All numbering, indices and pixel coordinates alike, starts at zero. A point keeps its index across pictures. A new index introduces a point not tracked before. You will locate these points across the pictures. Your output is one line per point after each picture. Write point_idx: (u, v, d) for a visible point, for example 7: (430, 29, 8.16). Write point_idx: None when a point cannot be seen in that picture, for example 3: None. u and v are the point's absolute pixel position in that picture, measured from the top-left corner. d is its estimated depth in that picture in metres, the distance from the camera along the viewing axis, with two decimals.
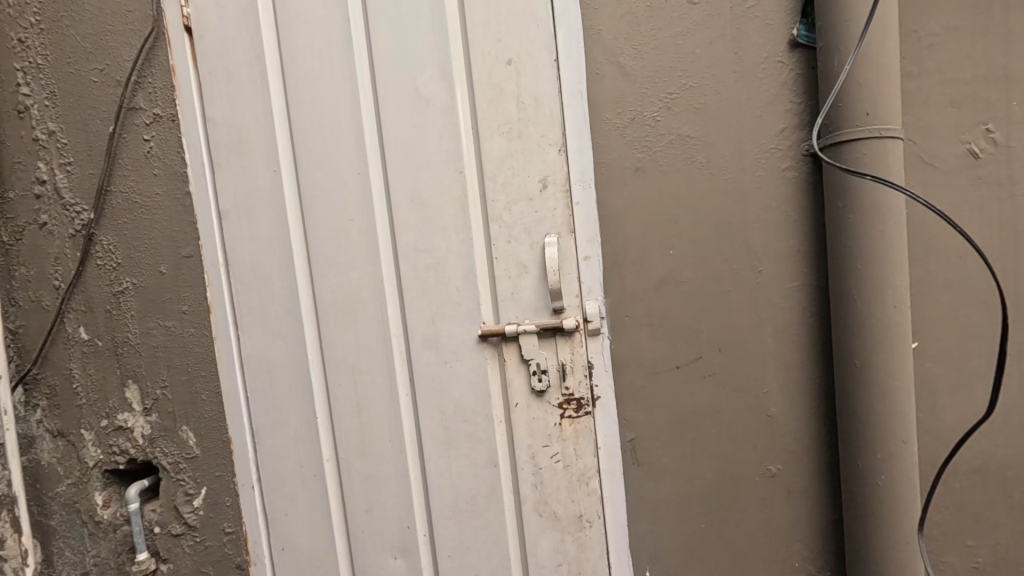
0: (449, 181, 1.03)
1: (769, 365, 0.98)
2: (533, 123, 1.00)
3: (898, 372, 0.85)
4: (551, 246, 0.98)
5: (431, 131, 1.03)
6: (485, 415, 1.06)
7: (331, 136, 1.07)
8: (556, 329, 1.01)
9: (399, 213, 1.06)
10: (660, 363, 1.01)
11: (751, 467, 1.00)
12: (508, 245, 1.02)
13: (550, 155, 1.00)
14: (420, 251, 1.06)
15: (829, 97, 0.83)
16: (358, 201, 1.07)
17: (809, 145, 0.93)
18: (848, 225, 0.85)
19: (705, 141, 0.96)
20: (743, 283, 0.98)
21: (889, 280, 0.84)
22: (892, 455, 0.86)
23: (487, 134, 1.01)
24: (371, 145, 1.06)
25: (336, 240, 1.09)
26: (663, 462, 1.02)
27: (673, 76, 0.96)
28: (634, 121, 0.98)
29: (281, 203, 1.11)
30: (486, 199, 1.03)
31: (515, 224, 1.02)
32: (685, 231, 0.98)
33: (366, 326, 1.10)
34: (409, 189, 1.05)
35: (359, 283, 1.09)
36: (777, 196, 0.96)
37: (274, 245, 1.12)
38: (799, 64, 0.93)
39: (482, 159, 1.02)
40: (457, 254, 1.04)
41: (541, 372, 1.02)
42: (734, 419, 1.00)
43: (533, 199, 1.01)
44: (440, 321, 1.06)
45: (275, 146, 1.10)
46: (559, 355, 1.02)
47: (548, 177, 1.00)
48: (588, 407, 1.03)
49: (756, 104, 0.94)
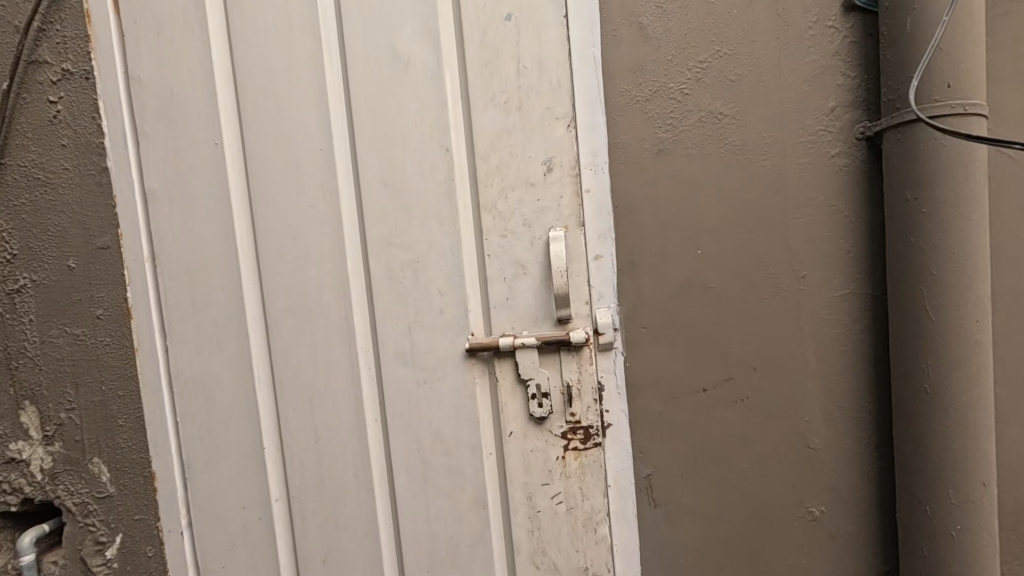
0: (432, 160, 0.85)
1: (813, 389, 0.82)
2: (536, 92, 0.82)
3: (975, 400, 0.71)
4: (557, 242, 0.81)
5: (410, 99, 0.84)
6: (472, 446, 0.87)
7: (286, 102, 0.87)
8: (559, 343, 0.83)
9: (369, 199, 0.87)
10: (683, 385, 0.84)
11: (788, 510, 0.84)
12: (503, 240, 0.84)
13: (556, 131, 0.83)
14: (394, 245, 0.87)
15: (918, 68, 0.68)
16: (319, 182, 0.88)
17: (865, 128, 0.78)
18: (917, 221, 0.71)
19: (740, 120, 0.80)
20: (783, 291, 0.82)
21: (968, 290, 0.70)
22: (968, 500, 0.71)
23: (480, 104, 0.83)
24: (335, 113, 0.87)
25: (290, 230, 0.89)
26: (684, 503, 0.86)
27: (703, 41, 0.80)
28: (657, 94, 0.81)
29: (223, 183, 0.90)
30: (477, 184, 0.84)
31: (511, 215, 0.84)
32: (716, 227, 0.82)
33: (326, 336, 0.90)
34: (381, 171, 0.86)
35: (318, 284, 0.89)
36: (826, 187, 0.79)
37: (212, 235, 0.91)
38: (854, 31, 0.78)
39: (472, 134, 0.84)
40: (441, 249, 0.86)
41: (542, 396, 0.84)
42: (770, 453, 0.84)
43: (534, 185, 0.83)
44: (419, 331, 0.87)
45: (216, 113, 0.89)
46: (562, 376, 0.84)
47: (553, 159, 0.83)
48: (597, 437, 0.85)
49: (802, 76, 0.79)
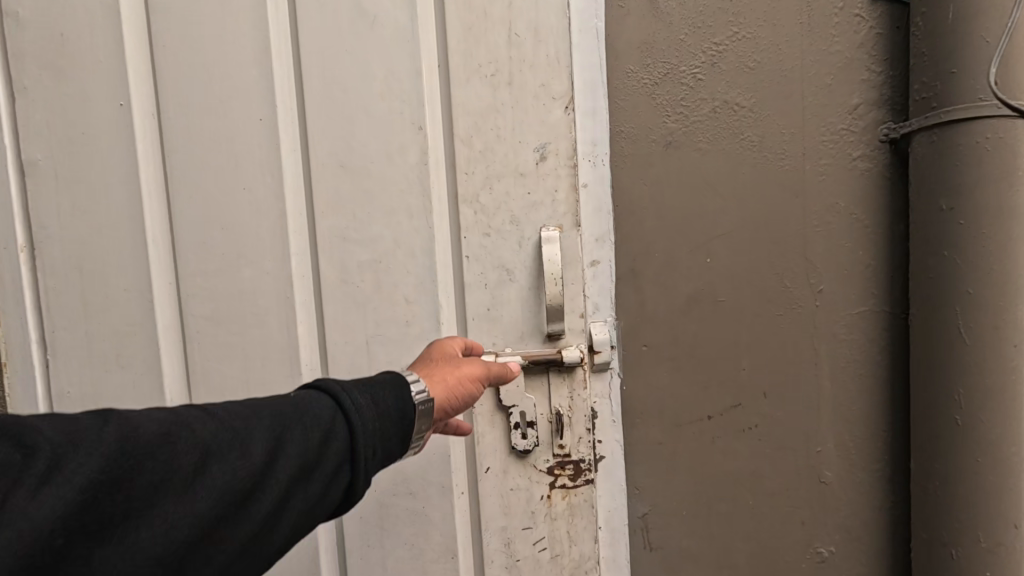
0: (402, 140, 0.70)
1: (827, 416, 0.74)
2: (528, 65, 0.69)
3: (1010, 433, 0.64)
4: (549, 244, 0.69)
5: (376, 63, 0.69)
6: (440, 484, 0.73)
7: (217, 58, 0.70)
8: (549, 363, 0.70)
9: (321, 184, 0.71)
10: (686, 411, 0.74)
11: (796, 551, 0.75)
12: (485, 240, 0.71)
13: (552, 113, 0.70)
14: (351, 240, 0.71)
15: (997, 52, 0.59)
16: (258, 161, 0.71)
17: (891, 129, 0.70)
18: (952, 234, 0.64)
19: (757, 113, 0.71)
20: (798, 307, 0.73)
21: (1009, 311, 0.63)
22: (1000, 544, 0.65)
23: (461, 75, 0.69)
24: (282, 77, 0.70)
25: (217, 219, 0.72)
26: (684, 546, 0.75)
27: (720, 21, 0.71)
28: (667, 77, 0.71)
29: (130, 156, 0.71)
30: (456, 171, 0.70)
31: (496, 209, 0.70)
32: (728, 233, 0.73)
33: (261, 352, 0.73)
34: (337, 149, 0.70)
35: (253, 286, 0.72)
36: (847, 192, 0.72)
37: (114, 221, 0.72)
38: (882, 21, 0.70)
39: (451, 110, 0.70)
40: (410, 248, 0.71)
41: (526, 426, 0.71)
42: (779, 488, 0.75)
43: (525, 175, 0.70)
44: (380, 346, 0.72)
45: (122, 66, 0.70)
46: (551, 401, 0.72)
47: (547, 146, 0.70)
48: (589, 473, 0.73)
49: (825, 68, 0.70)
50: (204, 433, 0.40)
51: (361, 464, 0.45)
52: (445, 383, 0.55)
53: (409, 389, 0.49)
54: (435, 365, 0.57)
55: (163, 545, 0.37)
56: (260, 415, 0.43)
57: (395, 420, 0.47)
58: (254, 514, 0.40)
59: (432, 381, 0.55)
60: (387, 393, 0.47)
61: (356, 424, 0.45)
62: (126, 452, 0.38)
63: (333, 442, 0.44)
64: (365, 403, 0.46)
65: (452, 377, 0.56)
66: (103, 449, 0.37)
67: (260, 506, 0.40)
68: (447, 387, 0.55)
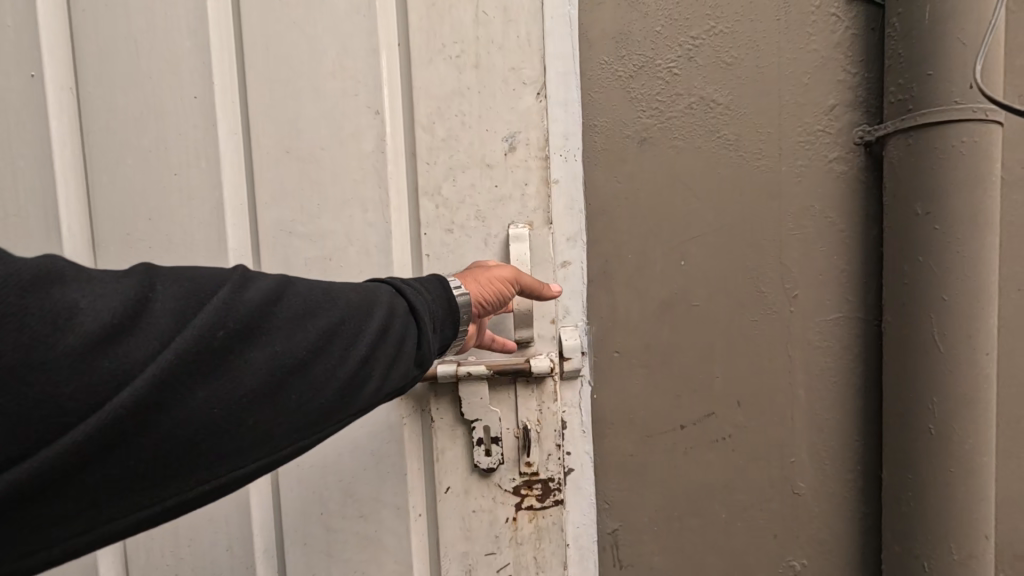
0: (356, 125, 0.64)
1: (801, 426, 0.71)
2: (497, 47, 0.64)
3: (981, 444, 0.63)
4: (518, 241, 0.65)
5: (326, 39, 0.63)
6: (394, 506, 0.66)
7: (146, 30, 0.63)
8: (517, 374, 0.64)
9: (261, 169, 0.64)
10: (658, 421, 0.71)
11: (768, 564, 0.73)
12: (447, 237, 0.65)
13: (523, 100, 0.65)
14: (298, 235, 0.65)
15: (979, 52, 0.58)
16: (193, 145, 0.64)
17: (866, 132, 0.68)
18: (928, 241, 0.62)
19: (734, 111, 0.69)
20: (774, 313, 0.71)
21: (979, 319, 0.62)
22: (971, 556, 0.63)
23: (422, 55, 0.64)
24: (220, 52, 0.63)
25: (143, 210, 0.65)
26: (653, 561, 0.72)
27: (698, 13, 0.68)
28: (642, 70, 0.68)
29: (43, 136, 0.64)
30: (417, 162, 0.65)
31: (459, 204, 0.65)
32: (704, 235, 0.70)
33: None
34: (279, 133, 0.64)
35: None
36: (823, 195, 0.70)
37: (21, 210, 0.65)
38: (858, 22, 0.68)
39: (411, 94, 0.64)
40: (365, 245, 0.65)
41: (491, 441, 0.66)
42: (752, 500, 0.72)
43: (491, 167, 0.65)
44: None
45: (33, 34, 0.63)
46: (518, 416, 0.66)
47: (517, 135, 0.65)
48: (558, 492, 0.68)
49: (803, 67, 0.69)
50: (304, 289, 0.41)
51: (431, 337, 0.46)
52: (479, 283, 0.55)
53: (449, 283, 0.51)
54: (470, 270, 0.58)
55: (274, 374, 0.37)
56: (341, 286, 0.44)
57: (442, 308, 0.49)
58: (353, 356, 0.41)
59: (466, 280, 0.55)
60: (431, 283, 0.49)
61: (417, 300, 0.46)
62: (248, 282, 0.39)
63: (402, 312, 0.45)
64: (422, 287, 0.48)
65: (486, 278, 0.56)
66: (229, 279, 0.38)
67: (353, 354, 0.41)
68: (481, 285, 0.55)
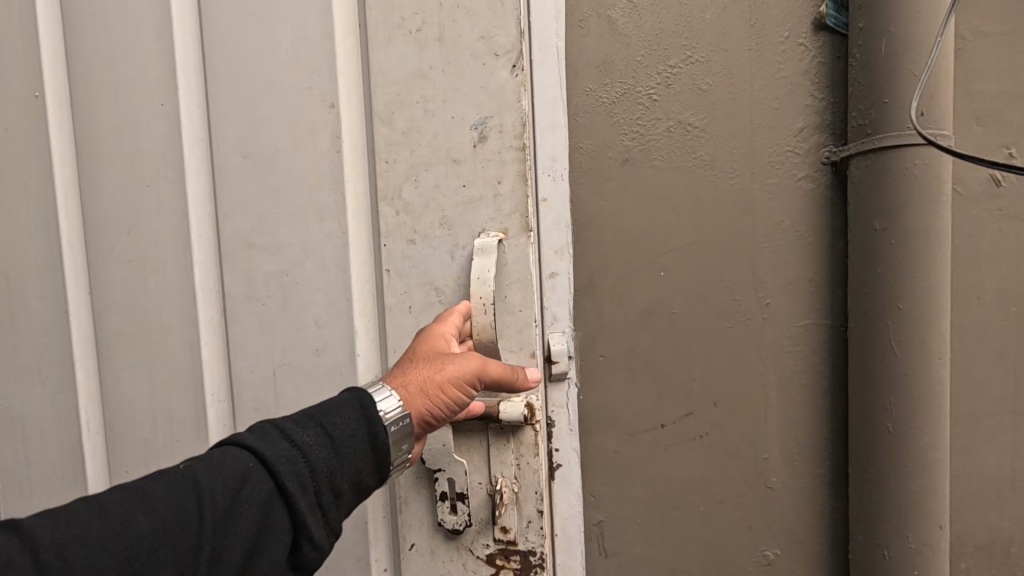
0: (313, 118, 0.70)
1: (773, 425, 0.77)
2: (465, 13, 0.67)
3: (934, 441, 0.68)
4: (483, 253, 0.66)
5: (283, 31, 0.70)
6: (356, 558, 0.73)
7: (124, 46, 0.74)
8: (486, 419, 0.68)
9: (229, 179, 0.73)
10: (639, 421, 0.77)
11: (743, 554, 0.78)
12: (409, 249, 0.70)
13: (496, 73, 0.67)
14: (257, 247, 0.73)
15: (919, 84, 0.63)
16: (163, 155, 0.74)
17: (831, 153, 0.74)
18: (889, 254, 0.68)
19: (709, 133, 0.75)
20: (748, 320, 0.76)
21: (932, 326, 0.68)
22: (927, 545, 0.69)
23: (381, 32, 0.69)
24: (185, 57, 0.73)
25: (124, 223, 0.76)
26: (637, 552, 0.78)
27: (675, 43, 0.74)
28: (624, 97, 0.74)
29: (48, 155, 0.77)
30: (375, 161, 0.70)
31: (422, 210, 0.70)
32: (682, 248, 0.75)
33: (168, 356, 0.76)
34: (242, 136, 0.72)
35: (158, 299, 0.76)
36: (792, 211, 0.75)
37: (30, 224, 0.79)
38: (823, 51, 0.74)
39: (370, 79, 0.70)
40: (322, 259, 0.71)
41: (458, 503, 0.70)
42: (727, 493, 0.78)
43: (457, 162, 0.69)
44: (290, 360, 0.73)
45: (37, 52, 0.76)
46: (492, 476, 0.70)
47: (488, 122, 0.68)
48: (535, 564, 0.70)
49: (772, 93, 0.74)
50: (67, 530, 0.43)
51: (275, 513, 0.49)
52: (424, 396, 0.57)
53: (377, 411, 0.53)
54: (420, 365, 0.58)
55: None
56: (140, 492, 0.46)
57: (363, 433, 0.53)
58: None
59: (410, 403, 0.56)
60: (348, 425, 0.52)
61: (285, 471, 0.49)
62: None
63: (258, 495, 0.48)
64: (313, 443, 0.50)
65: (433, 387, 0.57)
66: None
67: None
68: (426, 397, 0.57)
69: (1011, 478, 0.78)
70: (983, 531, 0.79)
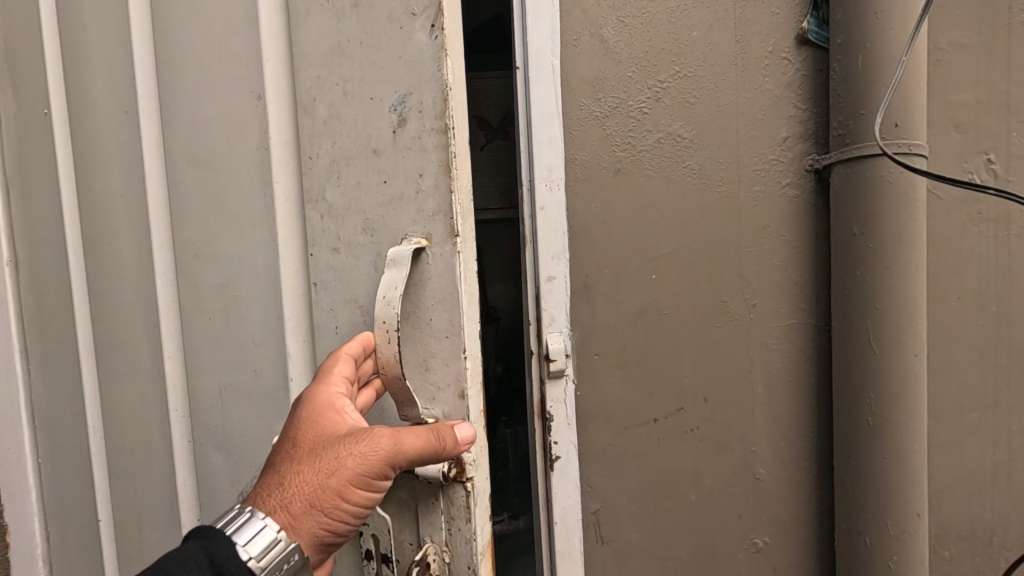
0: (241, 115, 0.60)
1: (760, 420, 0.81)
2: None
3: (912, 434, 0.72)
4: (397, 262, 0.55)
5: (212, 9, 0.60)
6: None
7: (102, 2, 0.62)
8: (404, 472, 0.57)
9: (175, 176, 0.63)
10: (633, 416, 0.81)
11: (732, 541, 0.83)
12: (334, 260, 0.60)
13: (414, 37, 0.55)
14: (203, 256, 0.63)
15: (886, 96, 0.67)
16: (119, 144, 0.64)
17: (814, 161, 0.78)
18: (868, 257, 0.72)
19: (698, 144, 0.79)
20: (736, 320, 0.80)
21: (908, 325, 0.72)
22: (905, 532, 0.72)
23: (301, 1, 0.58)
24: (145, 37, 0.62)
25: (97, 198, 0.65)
26: (632, 540, 0.83)
27: (665, 60, 0.78)
28: (617, 110, 0.78)
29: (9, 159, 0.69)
30: (299, 146, 0.60)
31: (343, 212, 0.59)
32: (672, 253, 0.80)
33: (129, 375, 0.66)
34: (190, 129, 0.62)
35: (123, 294, 0.65)
36: (778, 217, 0.79)
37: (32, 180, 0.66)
38: (807, 64, 0.78)
39: (293, 62, 0.59)
40: (257, 271, 0.62)
41: (380, 564, 0.59)
42: (718, 484, 0.82)
43: (378, 153, 0.57)
44: (235, 382, 0.64)
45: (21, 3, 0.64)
46: (417, 536, 0.58)
47: (407, 99, 0.56)
48: None
49: (757, 105, 0.78)
50: None
51: None
52: (312, 518, 0.48)
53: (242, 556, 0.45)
54: (303, 469, 0.49)
55: None
56: None
57: None
58: None
59: (298, 529, 0.48)
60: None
61: None
62: None
63: None
64: None
65: (321, 501, 0.48)
66: None
67: None
68: (316, 518, 0.48)
69: (991, 470, 0.82)
70: (966, 520, 0.83)
